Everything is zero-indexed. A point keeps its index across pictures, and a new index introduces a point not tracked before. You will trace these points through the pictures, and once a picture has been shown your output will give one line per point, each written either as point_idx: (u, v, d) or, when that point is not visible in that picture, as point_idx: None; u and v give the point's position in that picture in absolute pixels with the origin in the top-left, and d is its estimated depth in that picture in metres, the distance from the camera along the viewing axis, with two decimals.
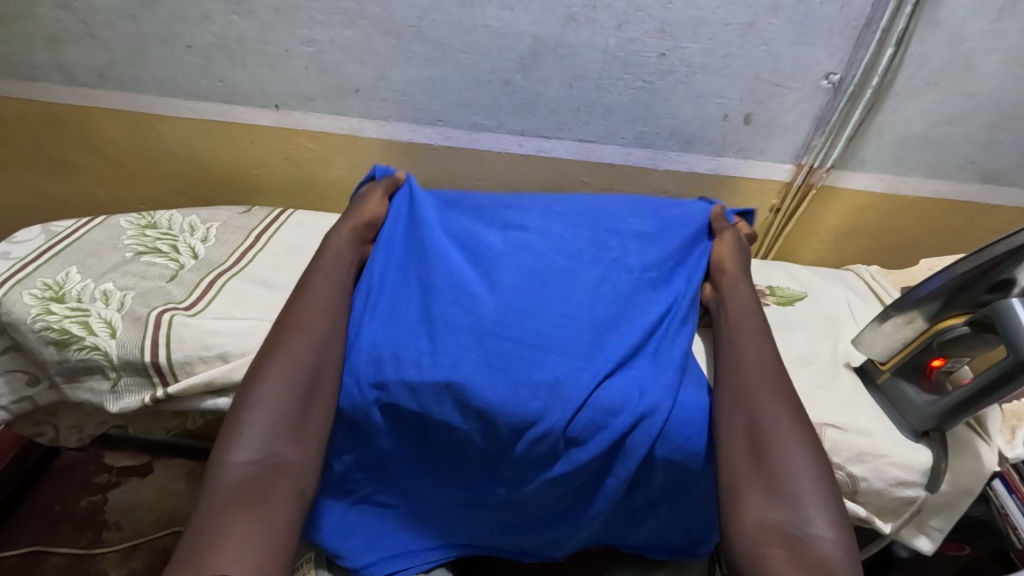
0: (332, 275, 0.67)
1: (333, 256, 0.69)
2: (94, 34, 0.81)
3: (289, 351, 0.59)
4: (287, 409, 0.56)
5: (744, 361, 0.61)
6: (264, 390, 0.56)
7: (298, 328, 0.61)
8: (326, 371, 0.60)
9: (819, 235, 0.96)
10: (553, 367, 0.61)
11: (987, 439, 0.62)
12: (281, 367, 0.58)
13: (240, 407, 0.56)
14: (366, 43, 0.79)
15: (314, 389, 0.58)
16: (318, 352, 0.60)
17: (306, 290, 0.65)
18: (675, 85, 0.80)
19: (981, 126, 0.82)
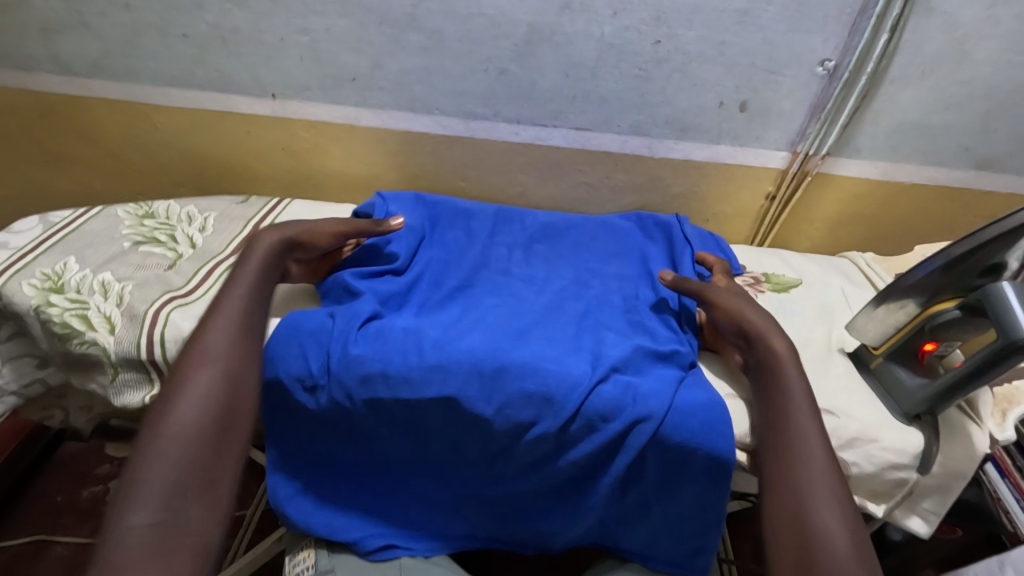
0: (244, 303, 0.62)
1: (247, 279, 0.65)
2: (89, 24, 0.81)
3: (196, 390, 0.53)
4: (195, 456, 0.49)
5: (804, 446, 0.55)
6: (166, 437, 0.50)
7: (204, 364, 0.55)
8: (239, 409, 0.55)
9: (815, 223, 0.97)
10: (549, 375, 0.61)
11: (978, 423, 0.62)
12: (187, 408, 0.52)
13: (134, 459, 0.48)
14: (361, 32, 0.79)
15: (227, 431, 0.52)
16: (229, 389, 0.55)
17: (212, 320, 0.59)
18: (671, 73, 0.80)
19: (976, 113, 0.82)
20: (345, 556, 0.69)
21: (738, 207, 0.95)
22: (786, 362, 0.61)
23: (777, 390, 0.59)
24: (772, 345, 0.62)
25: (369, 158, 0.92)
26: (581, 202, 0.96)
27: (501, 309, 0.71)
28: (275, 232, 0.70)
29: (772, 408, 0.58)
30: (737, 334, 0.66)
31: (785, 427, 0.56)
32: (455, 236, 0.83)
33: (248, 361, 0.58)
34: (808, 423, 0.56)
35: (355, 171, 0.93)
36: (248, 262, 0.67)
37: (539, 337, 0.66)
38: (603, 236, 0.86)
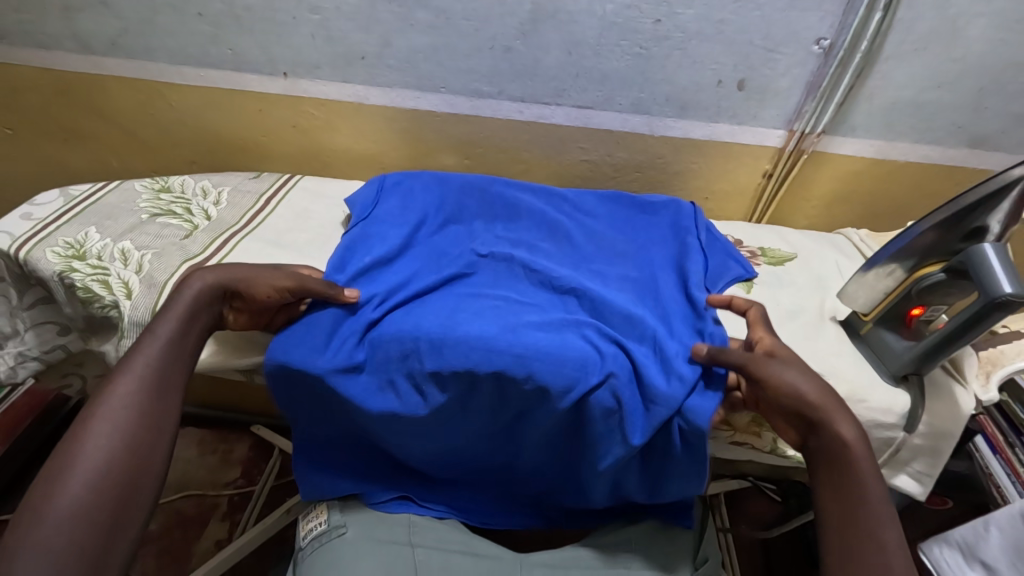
0: (163, 356, 0.57)
1: (172, 322, 0.60)
2: (107, 2, 0.83)
3: (88, 468, 0.48)
4: (86, 541, 0.45)
5: (894, 563, 0.49)
6: (49, 519, 0.45)
7: (107, 427, 0.50)
8: (137, 489, 0.49)
9: (811, 201, 0.99)
10: (545, 372, 0.61)
11: (963, 382, 0.66)
12: (79, 485, 0.47)
13: (10, 545, 0.43)
14: (371, 11, 0.81)
15: (125, 508, 0.48)
16: (134, 459, 0.50)
17: (127, 372, 0.54)
18: (671, 51, 0.83)
19: (968, 91, 0.84)
20: (355, 509, 0.73)
21: (736, 185, 0.98)
22: (858, 453, 0.54)
23: (856, 495, 0.53)
24: (838, 432, 0.55)
25: (377, 135, 0.95)
26: (583, 179, 0.99)
27: (499, 293, 0.71)
28: (209, 272, 0.64)
29: (853, 513, 0.52)
30: (788, 411, 0.58)
31: (874, 540, 0.50)
32: (454, 213, 0.84)
33: (157, 424, 0.53)
34: (890, 536, 0.50)
35: (364, 148, 0.96)
36: (175, 303, 0.61)
37: (535, 325, 0.65)
38: (608, 207, 0.88)
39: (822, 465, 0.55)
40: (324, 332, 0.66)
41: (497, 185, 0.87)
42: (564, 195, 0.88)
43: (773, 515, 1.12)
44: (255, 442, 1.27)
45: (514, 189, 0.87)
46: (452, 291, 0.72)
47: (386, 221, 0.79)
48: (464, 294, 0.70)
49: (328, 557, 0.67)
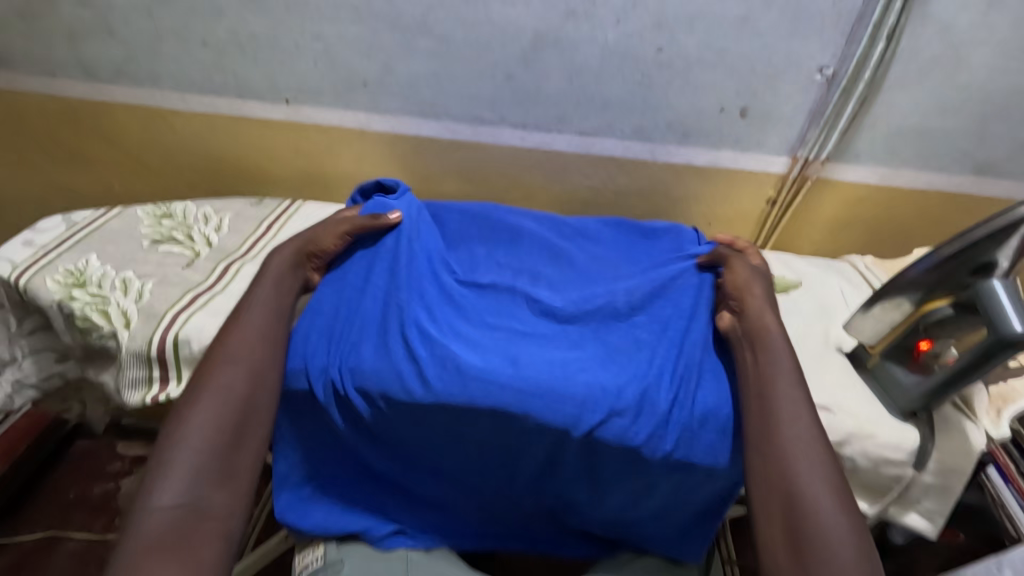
0: (268, 310, 0.70)
1: (267, 287, 0.72)
2: (114, 31, 0.84)
3: (218, 388, 0.62)
4: (220, 444, 0.59)
5: (780, 420, 0.59)
6: (193, 428, 0.59)
7: (230, 364, 0.64)
8: (255, 408, 0.62)
9: (816, 226, 0.98)
10: (545, 408, 0.61)
11: (973, 419, 0.64)
12: (210, 405, 0.60)
13: (164, 447, 0.58)
14: (374, 39, 0.82)
15: (245, 424, 0.61)
16: (251, 387, 0.63)
17: (240, 322, 0.67)
18: (673, 78, 0.83)
19: (973, 118, 0.84)
20: (354, 545, 0.70)
21: (740, 210, 0.97)
22: (771, 335, 0.65)
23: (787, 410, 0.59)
24: (762, 318, 0.66)
25: (378, 160, 0.94)
26: (585, 205, 0.98)
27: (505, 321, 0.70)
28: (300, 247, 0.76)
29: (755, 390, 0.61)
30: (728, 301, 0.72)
31: (763, 402, 0.60)
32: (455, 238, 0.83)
33: (269, 360, 0.66)
34: (781, 399, 0.60)
35: (366, 174, 0.96)
36: (271, 270, 0.74)
37: (539, 353, 0.65)
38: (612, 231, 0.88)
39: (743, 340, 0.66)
40: (321, 347, 0.68)
41: (497, 210, 0.87)
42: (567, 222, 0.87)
43: None
44: None
45: (516, 214, 0.87)
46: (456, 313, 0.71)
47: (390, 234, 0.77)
48: (470, 317, 0.70)
49: None
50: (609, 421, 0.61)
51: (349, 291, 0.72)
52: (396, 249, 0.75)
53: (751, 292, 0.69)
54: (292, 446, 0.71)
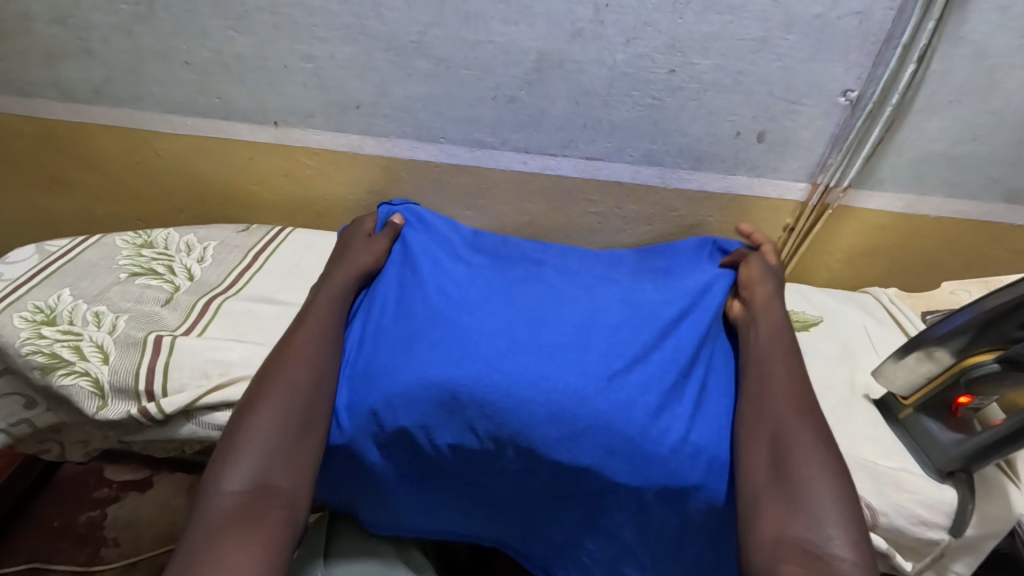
0: (332, 312, 0.69)
1: (332, 291, 0.72)
2: (90, 50, 0.79)
3: (285, 381, 0.61)
4: (285, 437, 0.58)
5: (777, 380, 0.63)
6: (260, 418, 0.58)
7: (298, 358, 0.63)
8: (318, 405, 0.61)
9: (835, 255, 0.93)
10: (534, 408, 0.60)
11: (1017, 482, 0.59)
12: (277, 393, 0.60)
13: (233, 435, 0.58)
14: (367, 59, 0.77)
15: (309, 416, 0.60)
16: (317, 378, 0.62)
17: (307, 321, 0.68)
18: (685, 101, 0.77)
19: (1007, 144, 0.78)
20: None
21: None
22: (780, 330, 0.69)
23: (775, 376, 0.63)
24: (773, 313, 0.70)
25: (373, 185, 0.90)
26: (591, 231, 0.93)
27: (537, 318, 0.67)
28: (366, 254, 0.77)
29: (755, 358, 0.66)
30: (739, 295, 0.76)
31: (765, 368, 0.65)
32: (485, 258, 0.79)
33: (331, 352, 0.66)
34: (777, 364, 0.65)
35: (359, 198, 0.91)
36: (338, 274, 0.74)
37: (556, 357, 0.63)
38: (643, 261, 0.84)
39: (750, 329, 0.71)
40: (351, 349, 0.68)
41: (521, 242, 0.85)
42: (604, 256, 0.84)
43: None
44: None
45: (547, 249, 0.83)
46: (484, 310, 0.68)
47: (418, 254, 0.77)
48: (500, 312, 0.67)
49: None
50: (609, 423, 0.60)
51: (379, 303, 0.71)
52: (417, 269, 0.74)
53: (756, 284, 0.74)
54: None
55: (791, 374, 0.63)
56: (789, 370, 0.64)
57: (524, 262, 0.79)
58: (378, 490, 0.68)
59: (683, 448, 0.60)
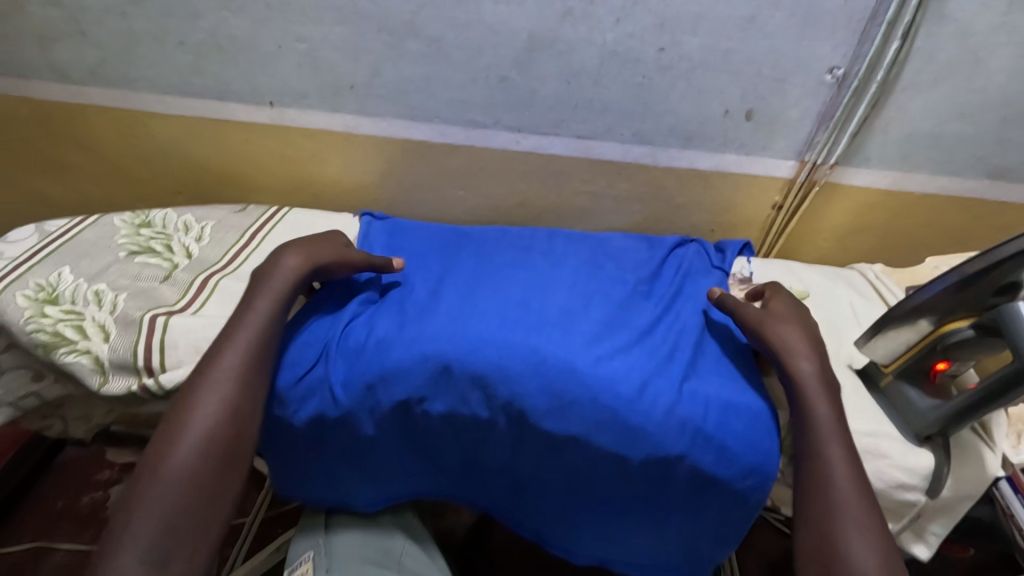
0: (263, 331, 0.62)
1: (268, 301, 0.65)
2: (86, 32, 0.80)
3: (199, 425, 0.55)
4: (195, 497, 0.53)
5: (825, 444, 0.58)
6: (167, 476, 0.53)
7: (214, 401, 0.57)
8: (238, 452, 0.56)
9: (824, 232, 0.95)
10: (522, 383, 0.62)
11: (991, 445, 0.63)
12: (190, 445, 0.54)
13: (135, 495, 0.52)
14: (360, 40, 0.78)
15: (226, 469, 0.55)
16: (236, 422, 0.57)
17: (231, 342, 0.61)
18: (675, 81, 0.79)
19: (990, 122, 0.80)
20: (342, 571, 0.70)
21: (743, 216, 0.93)
22: (811, 385, 0.61)
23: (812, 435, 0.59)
24: (796, 365, 0.63)
25: (369, 166, 0.91)
26: (583, 210, 0.94)
27: (527, 302, 0.70)
28: (300, 255, 0.69)
29: (799, 426, 0.60)
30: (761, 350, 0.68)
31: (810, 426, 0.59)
32: (476, 247, 0.82)
33: (253, 388, 0.59)
34: (834, 451, 0.57)
35: (355, 178, 0.92)
36: (272, 280, 0.66)
37: (547, 333, 0.66)
38: (631, 246, 0.86)
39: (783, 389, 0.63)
40: (329, 329, 0.68)
41: (502, 230, 0.87)
42: (593, 237, 0.86)
43: (780, 555, 1.10)
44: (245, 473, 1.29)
45: (530, 234, 0.85)
46: (478, 295, 0.71)
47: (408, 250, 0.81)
48: (493, 297, 0.70)
49: None
50: (597, 394, 0.62)
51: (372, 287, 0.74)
52: (408, 264, 0.78)
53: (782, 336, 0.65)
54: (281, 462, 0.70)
55: (855, 467, 0.56)
56: (847, 459, 0.57)
57: (511, 247, 0.82)
58: (370, 463, 0.70)
59: (669, 420, 0.62)
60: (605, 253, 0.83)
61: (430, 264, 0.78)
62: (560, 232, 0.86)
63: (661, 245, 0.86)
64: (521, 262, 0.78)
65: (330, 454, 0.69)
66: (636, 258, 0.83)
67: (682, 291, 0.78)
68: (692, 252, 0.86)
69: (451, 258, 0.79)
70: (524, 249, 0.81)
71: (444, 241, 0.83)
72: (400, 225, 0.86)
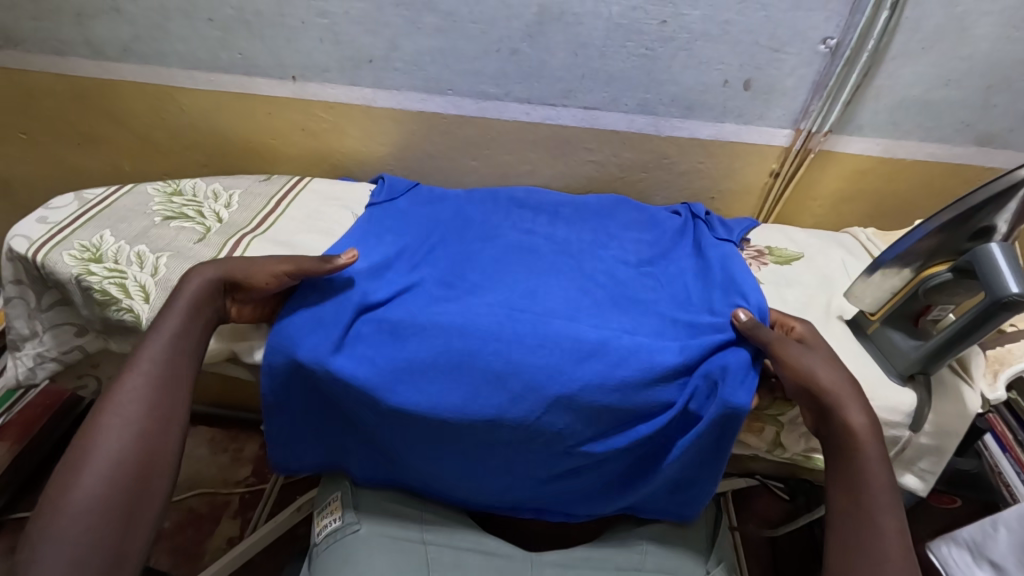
0: (169, 353, 0.64)
1: (175, 319, 0.65)
2: (120, 8, 0.85)
3: (107, 454, 0.56)
4: (104, 530, 0.53)
5: (874, 488, 0.58)
6: (70, 511, 0.53)
7: (118, 427, 0.58)
8: (150, 476, 0.57)
9: (818, 199, 1.00)
10: (526, 372, 0.64)
11: (970, 382, 0.68)
12: (90, 485, 0.54)
13: (36, 535, 0.52)
14: (379, 14, 0.82)
15: (138, 497, 0.56)
16: (145, 447, 0.58)
17: (136, 365, 0.62)
18: (677, 51, 0.83)
19: (977, 88, 0.84)
20: (366, 509, 0.77)
21: (743, 183, 0.98)
22: (865, 439, 0.60)
23: (856, 474, 0.59)
24: (847, 418, 0.61)
25: (385, 138, 0.96)
26: (590, 179, 0.99)
27: (536, 295, 0.72)
28: (209, 266, 0.70)
29: (851, 487, 0.59)
30: (803, 395, 0.64)
31: (857, 469, 0.59)
32: (481, 224, 0.85)
33: (162, 413, 0.60)
34: (888, 520, 0.57)
35: (372, 150, 0.97)
36: (175, 300, 0.67)
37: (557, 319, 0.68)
38: (629, 211, 0.91)
39: (833, 448, 0.62)
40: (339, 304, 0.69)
41: (504, 202, 0.90)
42: (586, 203, 0.92)
43: (782, 515, 1.15)
44: (265, 442, 1.34)
45: (524, 205, 0.90)
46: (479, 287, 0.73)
47: (408, 225, 0.83)
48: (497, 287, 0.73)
49: (343, 554, 0.72)
50: (598, 379, 0.63)
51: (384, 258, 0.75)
52: (415, 246, 0.79)
53: (821, 373, 0.63)
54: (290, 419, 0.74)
55: (904, 535, 0.57)
56: (899, 529, 0.56)
57: (508, 234, 0.83)
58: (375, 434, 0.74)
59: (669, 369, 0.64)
60: (605, 218, 0.89)
61: (439, 246, 0.80)
62: (562, 213, 0.89)
63: (656, 216, 0.91)
64: (523, 244, 0.81)
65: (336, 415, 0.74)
66: (634, 229, 0.87)
67: (687, 269, 0.80)
68: (673, 222, 0.89)
69: (458, 244, 0.80)
70: (528, 214, 0.88)
71: (451, 212, 0.86)
72: (403, 197, 0.89)
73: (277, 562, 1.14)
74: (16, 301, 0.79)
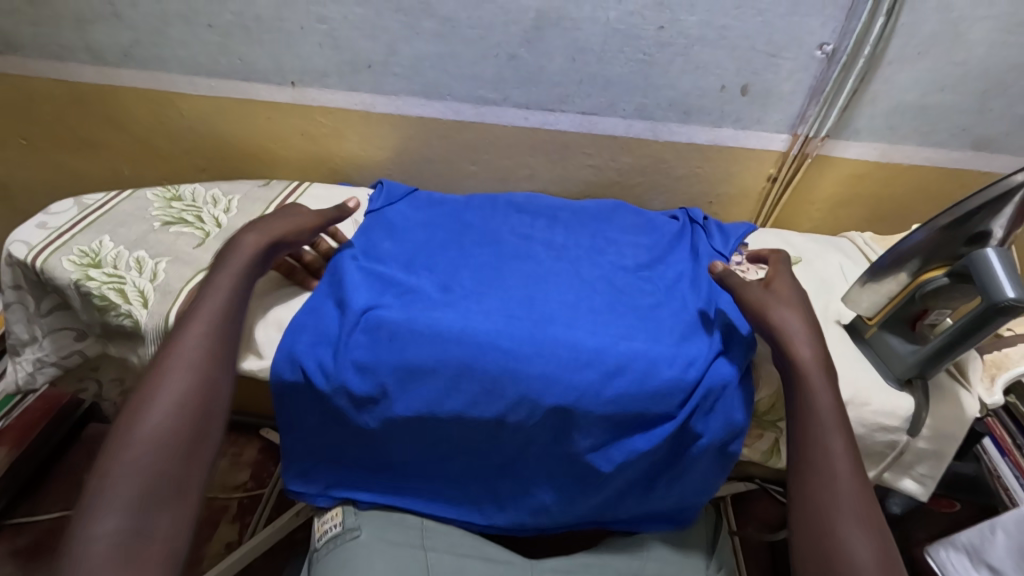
0: (229, 304, 0.65)
1: (232, 273, 0.67)
2: (120, 14, 0.85)
3: (170, 390, 0.57)
4: (168, 463, 0.54)
5: (823, 418, 0.59)
6: (140, 443, 0.54)
7: (182, 367, 0.59)
8: (210, 416, 0.58)
9: (816, 203, 1.00)
10: (530, 380, 0.64)
11: (967, 386, 0.68)
12: (156, 418, 0.55)
13: (103, 466, 0.53)
14: (378, 20, 0.82)
15: (198, 438, 0.57)
16: (206, 388, 0.59)
17: (197, 314, 0.63)
18: (674, 57, 0.83)
19: (973, 93, 0.84)
20: (367, 513, 0.77)
21: (741, 187, 0.98)
22: (814, 368, 0.61)
23: (807, 403, 0.60)
24: (798, 352, 0.62)
25: (384, 143, 0.96)
26: (588, 183, 1.00)
27: (536, 302, 0.72)
28: (255, 232, 0.70)
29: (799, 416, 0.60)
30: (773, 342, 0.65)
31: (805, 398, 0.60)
32: (481, 232, 0.85)
33: (222, 359, 0.61)
34: (838, 455, 0.57)
35: (371, 154, 0.97)
36: (231, 257, 0.68)
37: (559, 325, 0.68)
38: (627, 216, 0.91)
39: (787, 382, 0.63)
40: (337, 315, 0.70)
41: (503, 208, 0.90)
42: (586, 207, 0.92)
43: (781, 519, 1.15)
44: (264, 446, 1.34)
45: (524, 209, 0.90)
46: (479, 292, 0.73)
47: (407, 233, 0.83)
48: (496, 294, 0.73)
49: (343, 558, 0.72)
50: (600, 387, 0.64)
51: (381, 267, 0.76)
52: (412, 255, 0.79)
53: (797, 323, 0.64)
54: (297, 438, 0.73)
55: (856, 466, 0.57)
56: (852, 458, 0.57)
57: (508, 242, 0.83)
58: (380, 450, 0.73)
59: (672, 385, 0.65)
60: (604, 223, 0.89)
61: (438, 254, 0.80)
62: (561, 218, 0.89)
63: (655, 221, 0.91)
64: (522, 251, 0.82)
65: (336, 433, 0.72)
66: (633, 234, 0.88)
67: (685, 274, 0.80)
68: (672, 227, 0.90)
69: (456, 251, 0.81)
70: (527, 219, 0.88)
71: (450, 219, 0.87)
72: (400, 202, 0.89)
73: (276, 567, 1.14)
74: (15, 305, 0.80)
